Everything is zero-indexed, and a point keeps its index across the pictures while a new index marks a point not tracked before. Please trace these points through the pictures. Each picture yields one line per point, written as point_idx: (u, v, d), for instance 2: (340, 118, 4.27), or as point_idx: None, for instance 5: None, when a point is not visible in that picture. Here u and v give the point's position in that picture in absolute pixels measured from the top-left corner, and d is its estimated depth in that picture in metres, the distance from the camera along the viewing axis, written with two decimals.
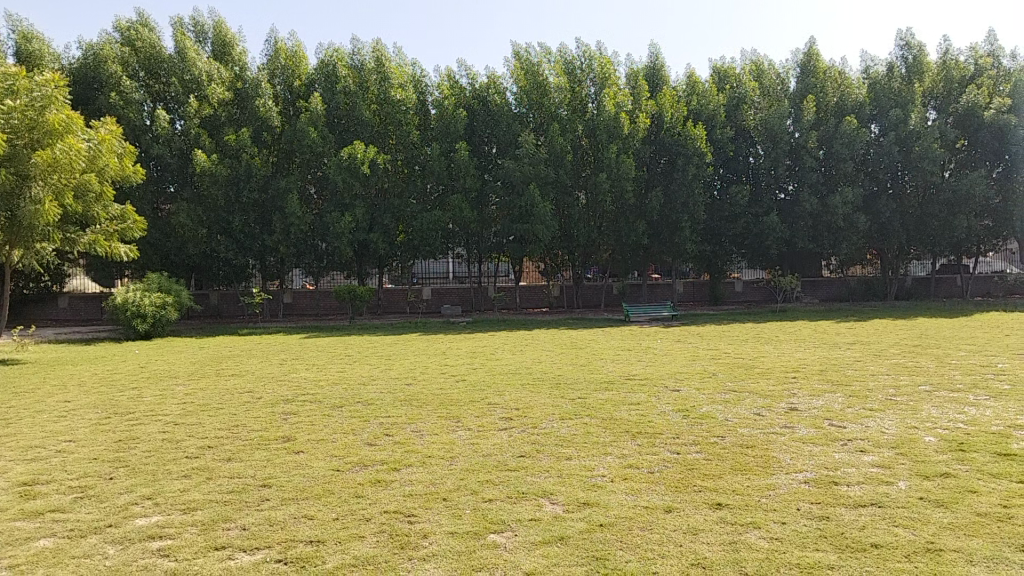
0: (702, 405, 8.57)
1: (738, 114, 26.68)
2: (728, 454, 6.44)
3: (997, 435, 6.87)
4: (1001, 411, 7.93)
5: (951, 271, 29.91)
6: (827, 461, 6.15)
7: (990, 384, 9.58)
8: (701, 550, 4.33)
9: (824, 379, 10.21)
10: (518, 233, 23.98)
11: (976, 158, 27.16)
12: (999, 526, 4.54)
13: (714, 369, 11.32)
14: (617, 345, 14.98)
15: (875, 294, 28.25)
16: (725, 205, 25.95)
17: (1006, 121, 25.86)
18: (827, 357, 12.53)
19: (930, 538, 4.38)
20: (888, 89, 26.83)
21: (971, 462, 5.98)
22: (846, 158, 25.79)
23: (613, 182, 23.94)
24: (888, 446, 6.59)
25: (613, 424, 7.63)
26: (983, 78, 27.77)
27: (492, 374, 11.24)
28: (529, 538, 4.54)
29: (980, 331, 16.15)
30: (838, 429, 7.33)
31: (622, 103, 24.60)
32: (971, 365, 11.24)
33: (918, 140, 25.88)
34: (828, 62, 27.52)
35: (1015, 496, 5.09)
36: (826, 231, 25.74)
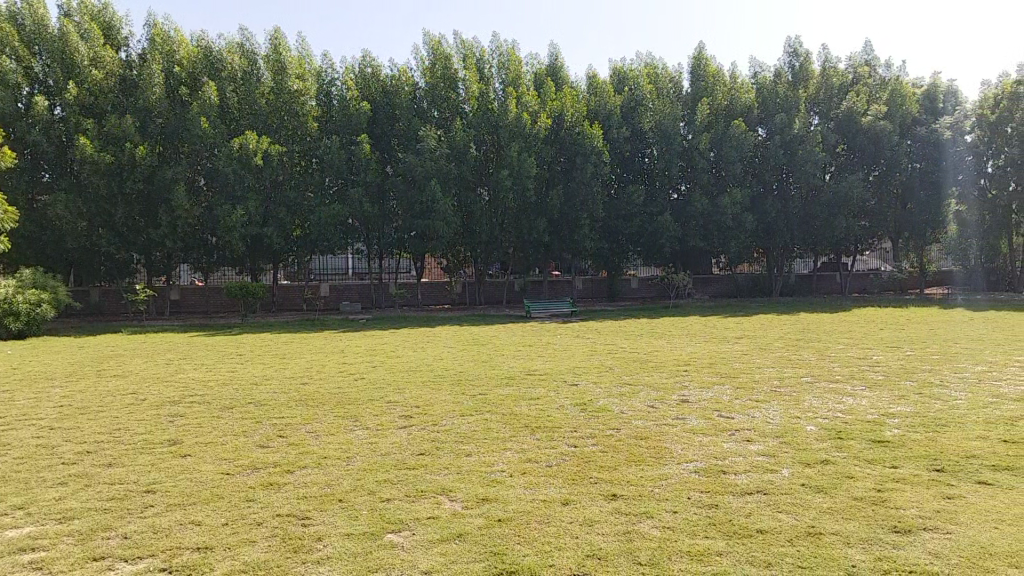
0: (599, 399, 8.74)
1: (634, 115, 27.40)
2: (623, 446, 6.59)
3: (871, 423, 7.31)
4: (876, 401, 8.43)
5: (830, 269, 31.67)
6: (715, 451, 6.38)
7: (865, 375, 10.20)
8: (597, 542, 4.40)
9: (714, 372, 10.60)
10: (419, 230, 23.80)
11: (854, 162, 28.86)
12: (873, 509, 4.82)
13: (611, 364, 11.57)
14: (518, 341, 15.10)
15: (762, 290, 29.48)
16: (621, 203, 26.46)
17: (881, 127, 27.68)
18: (717, 351, 13.01)
19: (811, 523, 4.61)
20: (774, 94, 28.19)
21: (848, 449, 6.33)
22: (734, 160, 26.91)
23: (514, 179, 24.07)
24: (772, 435, 6.90)
25: (512, 420, 7.68)
26: (860, 87, 29.52)
27: (392, 371, 11.12)
28: (427, 537, 4.50)
29: (857, 326, 17.16)
30: (727, 420, 7.61)
31: (525, 101, 24.82)
32: (849, 358, 11.92)
33: (801, 144, 27.32)
34: (718, 66, 28.67)
35: (888, 480, 5.43)
36: (716, 231, 26.73)
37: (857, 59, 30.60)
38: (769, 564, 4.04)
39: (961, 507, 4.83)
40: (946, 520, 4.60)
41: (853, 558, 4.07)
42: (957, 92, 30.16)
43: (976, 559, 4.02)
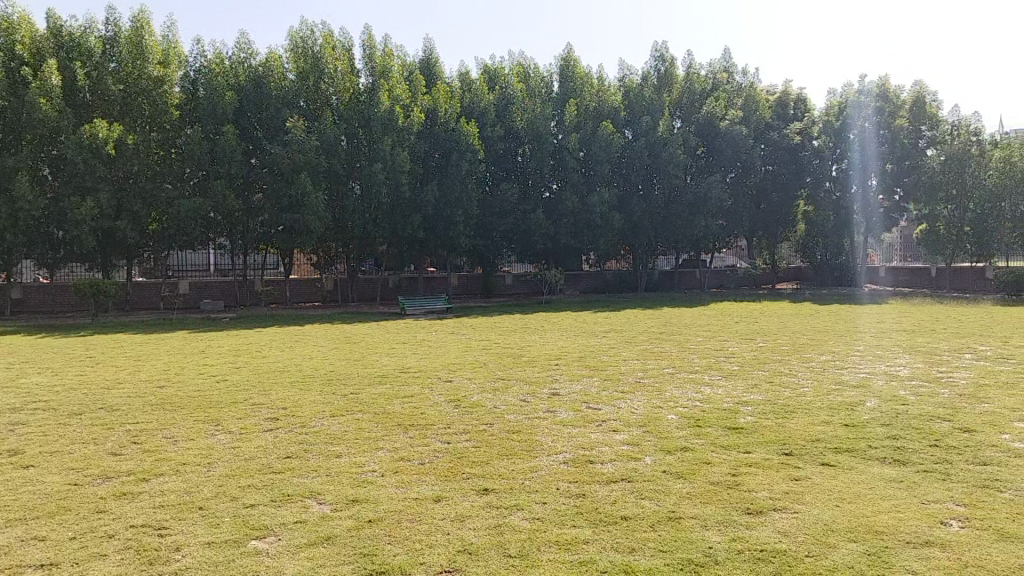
0: (472, 394, 8.80)
1: (507, 114, 27.65)
2: (495, 440, 6.67)
3: (727, 411, 7.76)
4: (730, 390, 8.95)
5: (691, 265, 33.17)
6: (584, 441, 6.58)
7: (721, 365, 10.80)
8: (468, 537, 4.44)
9: (583, 365, 10.93)
10: (287, 224, 23.06)
11: (713, 165, 30.32)
12: (729, 493, 5.12)
13: (484, 359, 11.68)
14: (391, 339, 14.97)
15: (628, 286, 30.48)
16: (496, 201, 26.62)
17: (737, 131, 29.36)
18: (585, 344, 13.40)
19: (671, 508, 4.83)
20: (640, 97, 29.27)
21: (706, 436, 6.69)
22: (603, 160, 27.71)
23: (388, 173, 23.82)
24: (636, 425, 7.18)
25: (384, 419, 7.61)
26: (719, 92, 31.11)
27: (258, 372, 10.75)
28: (294, 541, 4.40)
29: (715, 319, 18.15)
30: (594, 411, 7.86)
31: (397, 95, 24.59)
32: (707, 349, 12.59)
33: (664, 147, 28.48)
34: (586, 68, 29.43)
35: (742, 464, 5.78)
36: (585, 229, 27.43)
37: (717, 65, 32.43)
38: (632, 549, 4.21)
39: (806, 488, 5.21)
40: (793, 501, 4.94)
41: (710, 540, 4.31)
42: (806, 99, 32.37)
43: (819, 536, 4.35)
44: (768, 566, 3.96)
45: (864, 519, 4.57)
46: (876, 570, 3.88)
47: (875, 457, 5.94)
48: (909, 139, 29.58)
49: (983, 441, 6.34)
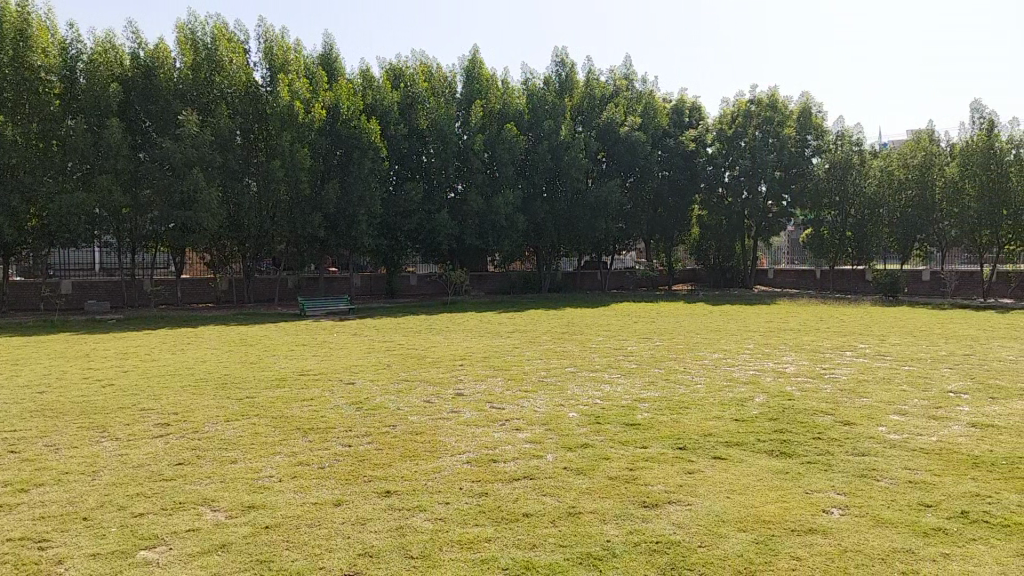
0: (375, 396, 8.71)
1: (411, 113, 27.38)
2: (398, 442, 6.63)
3: (625, 408, 7.97)
4: (629, 387, 9.21)
5: (592, 266, 33.83)
6: (487, 441, 6.63)
7: (620, 364, 11.09)
8: (369, 540, 4.41)
9: (487, 365, 10.99)
10: (180, 221, 22.17)
11: (613, 169, 31.12)
12: (626, 487, 5.28)
13: (387, 361, 11.57)
14: (290, 340, 14.63)
15: (531, 287, 30.75)
16: (400, 201, 26.37)
17: (636, 137, 30.18)
18: (489, 345, 13.50)
19: (572, 504, 4.94)
20: (543, 101, 29.65)
21: (605, 433, 6.85)
22: (507, 162, 27.93)
23: (286, 170, 23.32)
24: (539, 423, 7.28)
25: (282, 423, 7.44)
26: (618, 99, 31.85)
27: (147, 376, 10.28)
28: (186, 550, 4.26)
29: (615, 319, 18.60)
30: (498, 410, 7.93)
31: (297, 91, 24.06)
32: (607, 348, 12.90)
33: (566, 151, 28.99)
34: (490, 70, 29.58)
35: (639, 459, 5.96)
36: (490, 230, 27.55)
37: (617, 72, 33.23)
38: (533, 546, 4.29)
39: (699, 480, 5.42)
40: (687, 493, 5.14)
41: (608, 534, 4.43)
42: (700, 108, 33.60)
43: (711, 527, 4.53)
44: (663, 557, 4.10)
45: (752, 510, 4.80)
46: (763, 557, 4.09)
47: (763, 450, 6.24)
48: (796, 148, 31.09)
49: (861, 433, 6.76)
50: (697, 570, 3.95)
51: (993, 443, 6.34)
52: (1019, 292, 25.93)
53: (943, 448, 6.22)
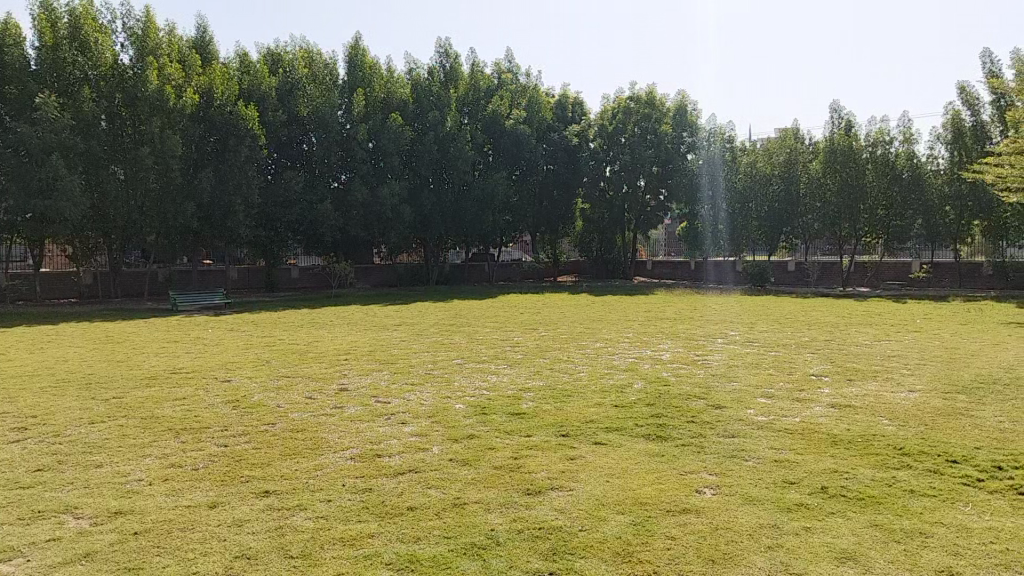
0: (254, 394, 8.43)
1: (291, 99, 26.47)
2: (278, 440, 6.43)
3: (511, 398, 8.06)
4: (514, 377, 9.31)
5: (480, 259, 33.87)
6: (371, 436, 6.53)
7: (507, 355, 11.19)
8: (247, 541, 4.27)
9: (372, 359, 10.84)
10: (37, 211, 20.58)
11: (499, 162, 31.30)
12: (510, 475, 5.34)
13: (267, 357, 11.22)
14: (163, 337, 13.91)
15: (419, 279, 30.57)
16: (279, 190, 25.55)
17: (521, 131, 30.54)
18: (375, 338, 13.32)
19: (456, 495, 4.95)
20: (428, 91, 29.38)
21: (490, 423, 6.91)
22: (392, 152, 27.58)
23: (156, 158, 22.19)
24: (424, 416, 7.25)
25: (153, 424, 7.07)
26: (503, 91, 32.02)
27: (1, 376, 9.53)
28: (45, 562, 3.99)
29: (502, 311, 18.76)
30: (383, 404, 7.84)
31: (168, 74, 22.88)
32: (494, 340, 12.99)
33: (452, 142, 28.95)
34: (373, 58, 29.06)
35: (523, 448, 6.03)
36: (375, 222, 27.14)
37: (501, 65, 33.41)
38: (417, 539, 4.26)
39: (580, 466, 5.55)
40: (568, 479, 5.25)
41: (492, 522, 4.46)
42: (582, 103, 34.28)
43: (592, 511, 4.65)
44: (546, 543, 4.17)
45: (630, 493, 4.96)
46: (641, 538, 4.23)
47: (641, 435, 6.45)
48: (673, 144, 31.97)
49: (732, 416, 7.11)
50: (578, 554, 4.04)
51: (849, 422, 6.81)
52: (873, 281, 27.94)
53: (805, 428, 6.63)
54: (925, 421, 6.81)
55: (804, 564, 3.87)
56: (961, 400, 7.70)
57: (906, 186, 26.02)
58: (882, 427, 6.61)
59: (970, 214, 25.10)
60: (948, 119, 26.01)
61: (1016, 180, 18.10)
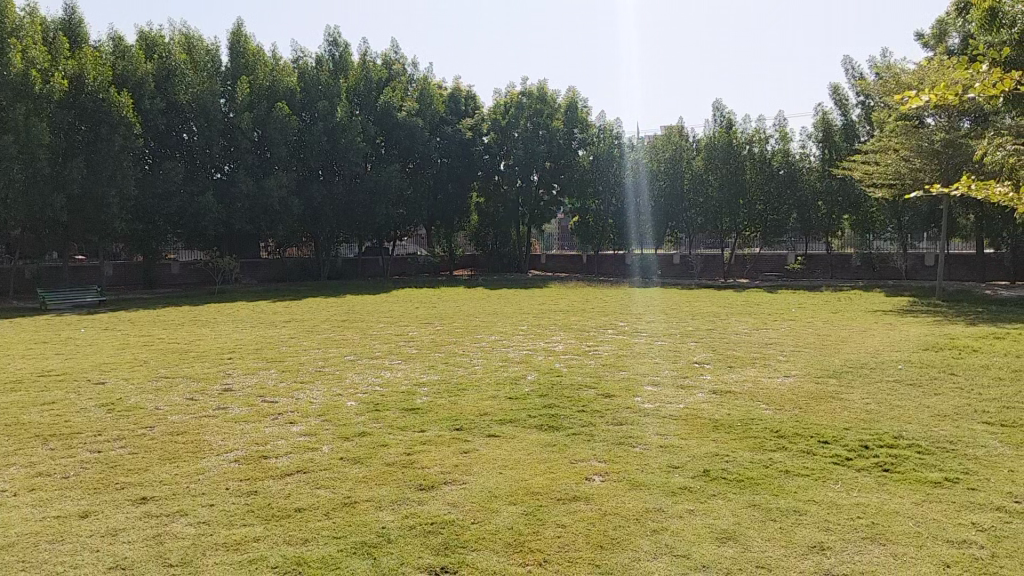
0: (131, 396, 8.00)
1: (168, 86, 25.15)
2: (157, 445, 6.12)
3: (404, 393, 7.98)
4: (408, 372, 9.22)
5: (373, 253, 33.36)
6: (257, 437, 6.31)
7: (400, 350, 11.07)
8: (121, 551, 4.04)
9: (259, 357, 10.49)
10: None
11: (391, 154, 30.92)
12: (403, 472, 5.27)
13: (146, 357, 10.67)
14: (30, 338, 13.00)
15: (309, 274, 29.89)
16: (158, 181, 24.31)
17: (414, 123, 30.25)
18: (262, 336, 12.90)
19: (346, 494, 4.85)
20: (315, 80, 28.66)
21: (383, 419, 6.81)
22: (279, 142, 26.76)
23: (22, 147, 20.58)
24: (314, 414, 7.07)
25: (18, 431, 6.58)
26: (394, 83, 31.60)
27: None
28: None
29: (396, 305, 18.56)
30: (270, 404, 7.59)
31: (33, 57, 21.31)
32: (387, 335, 12.83)
33: (343, 133, 28.38)
34: (257, 45, 28.07)
35: (416, 443, 5.98)
36: (262, 214, 26.26)
37: (390, 56, 32.96)
38: (305, 541, 4.14)
39: (473, 459, 5.55)
40: (462, 473, 5.24)
41: (382, 520, 4.39)
42: (475, 97, 34.26)
43: (484, 503, 4.66)
44: (437, 538, 4.14)
45: (522, 483, 5.00)
46: (532, 527, 4.26)
47: (533, 425, 6.51)
48: (564, 140, 32.54)
49: (621, 404, 7.29)
50: (469, 547, 4.04)
51: (730, 408, 7.10)
52: (752, 272, 29.33)
53: (689, 414, 6.87)
54: (800, 404, 7.20)
55: (687, 545, 4.00)
56: (832, 383, 8.17)
57: (781, 181, 27.54)
58: (760, 411, 6.94)
59: (841, 209, 26.83)
60: (818, 119, 27.62)
61: (880, 176, 19.33)
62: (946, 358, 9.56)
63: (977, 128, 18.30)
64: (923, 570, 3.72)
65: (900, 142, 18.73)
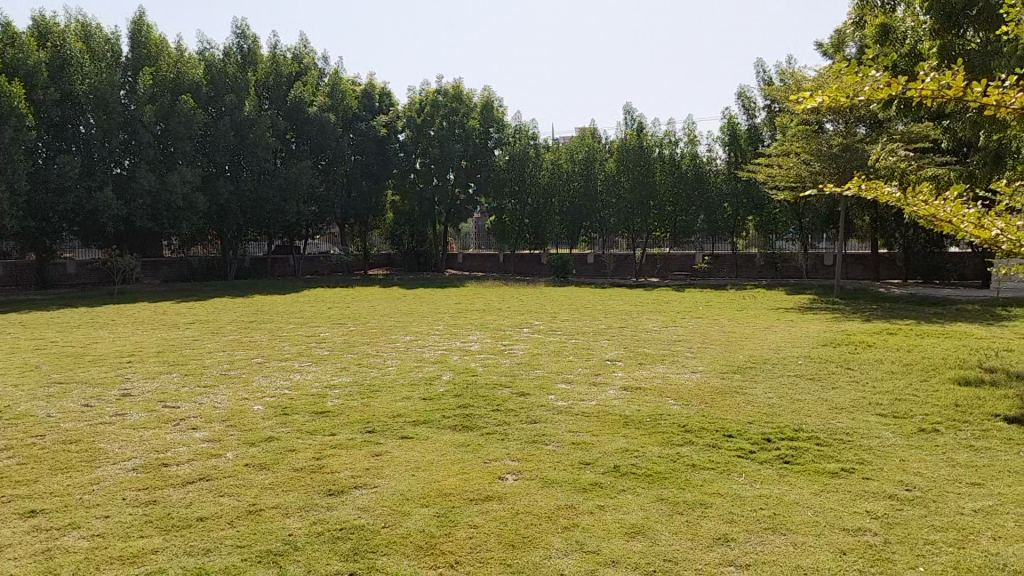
0: (19, 404, 7.54)
1: (63, 75, 23.82)
2: (47, 454, 5.78)
3: (315, 396, 7.80)
4: (319, 375, 9.02)
5: (284, 252, 32.57)
6: (157, 444, 6.05)
7: (311, 351, 10.83)
8: (5, 569, 3.80)
9: (161, 361, 10.07)
10: None
11: (302, 151, 30.24)
12: (311, 477, 5.15)
13: (37, 361, 10.08)
14: None
15: (216, 274, 28.96)
16: (52, 176, 23.00)
17: (325, 118, 29.70)
18: (165, 338, 12.39)
19: (251, 501, 4.69)
20: (222, 73, 27.72)
21: (291, 424, 6.64)
22: (183, 136, 25.77)
23: None
24: (219, 420, 6.83)
25: None
26: (305, 78, 30.95)
27: None
28: None
29: (306, 305, 18.16)
30: (172, 409, 7.29)
31: None
32: (297, 336, 12.54)
33: (251, 128, 27.61)
34: (160, 35, 26.97)
35: (325, 447, 5.85)
36: (165, 211, 25.22)
37: (300, 50, 32.25)
38: (207, 551, 3.99)
39: (385, 462, 5.47)
40: (372, 476, 5.15)
41: (289, 528, 4.28)
42: (389, 94, 33.97)
43: (395, 506, 4.59)
44: (346, 544, 4.06)
45: (434, 485, 4.96)
46: (444, 529, 4.23)
47: (447, 426, 6.47)
48: (479, 139, 32.70)
49: (535, 402, 7.33)
50: (378, 551, 3.97)
51: (640, 404, 7.25)
52: (662, 271, 29.95)
53: (600, 411, 6.97)
54: (706, 399, 7.41)
55: (597, 541, 4.05)
56: (736, 379, 8.44)
57: (689, 183, 28.31)
58: (668, 407, 7.10)
59: (745, 210, 28.22)
60: (724, 123, 28.50)
61: (783, 178, 20.03)
62: (843, 353, 10.00)
63: (871, 134, 19.29)
64: (821, 558, 3.87)
65: (801, 146, 19.46)
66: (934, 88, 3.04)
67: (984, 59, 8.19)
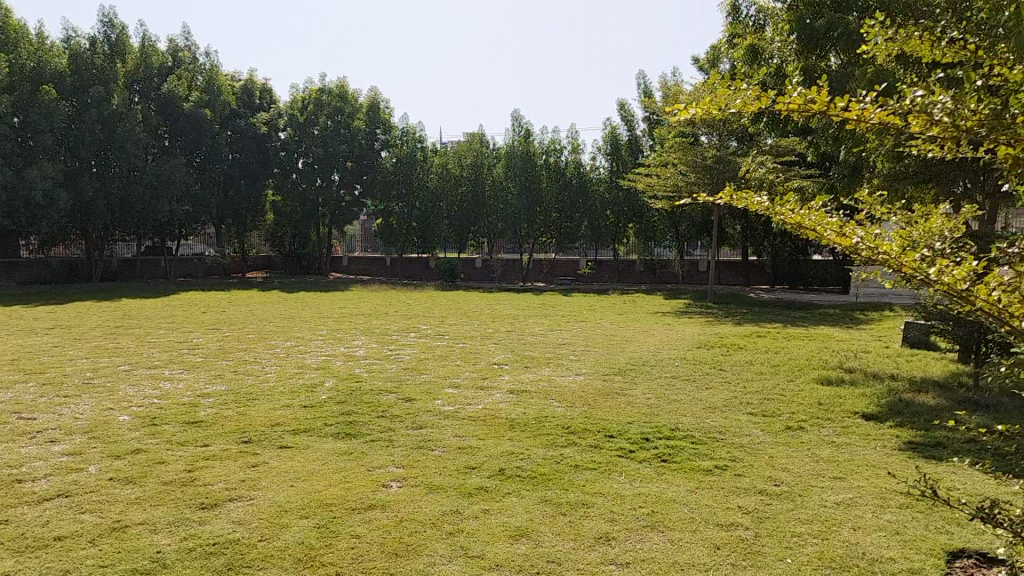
0: None
1: None
2: None
3: (187, 405, 7.44)
4: (192, 382, 8.62)
5: (155, 253, 30.95)
6: (9, 459, 5.60)
7: (183, 358, 10.32)
8: None
9: (15, 369, 9.34)
10: None
11: (177, 147, 28.81)
12: (183, 490, 4.90)
13: None
14: None
15: (79, 276, 27.21)
16: None
17: (201, 114, 28.48)
18: (20, 345, 11.51)
19: (116, 518, 4.42)
20: (89, 63, 25.76)
21: (161, 435, 6.29)
22: (44, 129, 24.01)
23: None
24: (80, 432, 6.40)
25: None
26: (180, 71, 29.54)
27: None
28: None
29: (179, 309, 17.32)
30: (27, 421, 6.77)
31: None
32: (168, 342, 11.93)
33: (120, 122, 26.02)
34: (19, 21, 25.10)
35: (198, 459, 5.58)
36: (21, 209, 23.43)
37: (176, 42, 30.75)
38: (66, 572, 3.72)
39: (262, 472, 5.28)
40: (248, 487, 4.96)
41: (158, 543, 4.06)
42: (270, 91, 33.05)
43: (274, 518, 4.44)
44: (220, 559, 3.89)
45: (315, 494, 4.82)
46: (323, 540, 4.11)
47: (329, 434, 6.30)
48: (365, 140, 32.37)
49: (420, 408, 7.25)
50: (255, 565, 3.82)
51: (525, 407, 7.31)
52: (547, 276, 30.44)
53: (486, 415, 6.97)
54: (588, 401, 7.55)
55: (482, 545, 4.05)
56: (618, 381, 8.65)
57: (574, 192, 28.95)
58: (552, 409, 7.19)
59: (626, 217, 28.72)
60: (606, 133, 29.31)
61: (660, 187, 20.79)
62: (716, 355, 10.46)
63: (741, 147, 20.33)
64: (697, 553, 4.02)
65: (677, 157, 20.27)
66: (798, 103, 2.79)
67: (843, 80, 8.75)
